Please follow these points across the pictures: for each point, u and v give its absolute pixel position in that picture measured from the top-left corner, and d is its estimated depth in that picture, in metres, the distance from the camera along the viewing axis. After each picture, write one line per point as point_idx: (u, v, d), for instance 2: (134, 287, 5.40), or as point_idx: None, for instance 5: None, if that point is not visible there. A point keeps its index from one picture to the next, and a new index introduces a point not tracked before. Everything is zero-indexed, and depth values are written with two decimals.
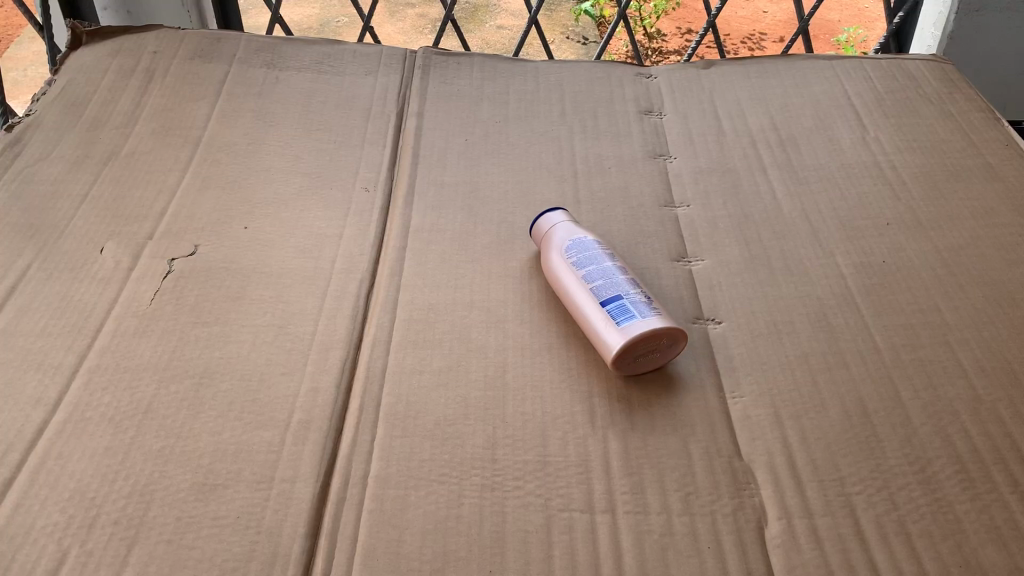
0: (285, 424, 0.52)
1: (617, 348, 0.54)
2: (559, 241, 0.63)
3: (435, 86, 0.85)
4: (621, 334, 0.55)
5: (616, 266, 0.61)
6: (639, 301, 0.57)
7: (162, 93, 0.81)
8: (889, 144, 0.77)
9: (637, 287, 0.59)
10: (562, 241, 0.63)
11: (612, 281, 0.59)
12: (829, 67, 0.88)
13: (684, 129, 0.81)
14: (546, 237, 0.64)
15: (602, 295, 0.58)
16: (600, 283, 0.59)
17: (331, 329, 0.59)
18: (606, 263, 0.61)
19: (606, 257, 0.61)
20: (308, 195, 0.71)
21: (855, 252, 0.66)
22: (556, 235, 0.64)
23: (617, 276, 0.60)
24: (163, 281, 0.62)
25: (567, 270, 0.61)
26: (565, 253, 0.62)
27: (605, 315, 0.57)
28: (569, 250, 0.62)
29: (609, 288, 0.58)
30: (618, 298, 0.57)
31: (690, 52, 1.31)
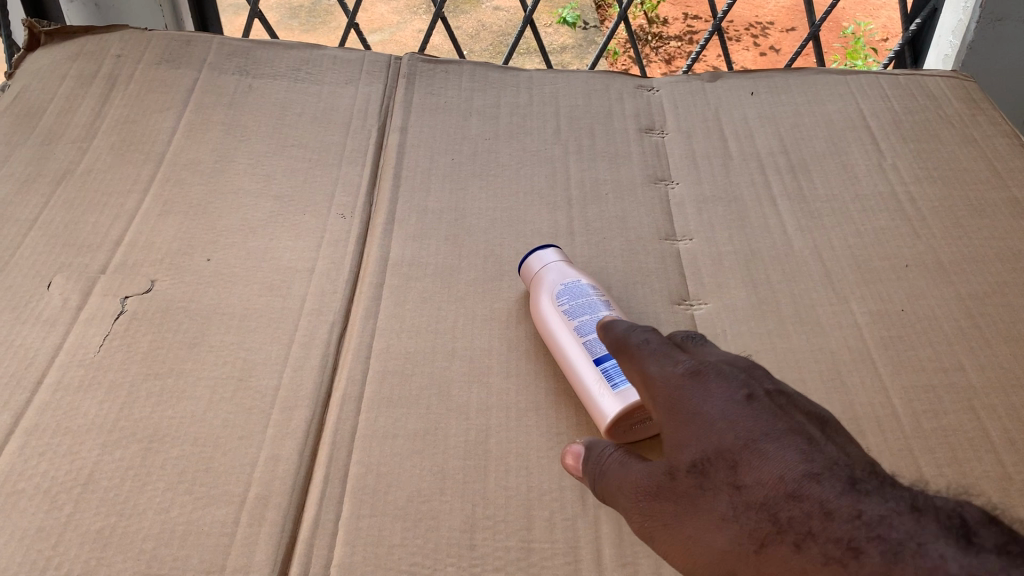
0: (241, 501, 0.47)
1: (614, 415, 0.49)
2: (550, 283, 0.57)
3: (420, 98, 0.79)
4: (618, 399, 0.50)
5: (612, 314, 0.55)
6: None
7: (124, 103, 0.75)
8: (907, 173, 0.71)
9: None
10: (553, 283, 0.57)
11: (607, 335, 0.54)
12: (843, 82, 0.82)
13: (687, 150, 0.75)
14: (536, 277, 0.58)
15: (597, 352, 0.53)
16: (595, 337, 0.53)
17: (297, 383, 0.54)
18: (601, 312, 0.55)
19: (601, 304, 0.56)
20: (279, 221, 0.65)
21: (871, 298, 0.61)
22: (545, 274, 0.58)
23: None
24: (113, 323, 0.56)
25: (559, 318, 0.56)
26: (556, 297, 0.56)
27: (600, 375, 0.51)
28: (560, 294, 0.56)
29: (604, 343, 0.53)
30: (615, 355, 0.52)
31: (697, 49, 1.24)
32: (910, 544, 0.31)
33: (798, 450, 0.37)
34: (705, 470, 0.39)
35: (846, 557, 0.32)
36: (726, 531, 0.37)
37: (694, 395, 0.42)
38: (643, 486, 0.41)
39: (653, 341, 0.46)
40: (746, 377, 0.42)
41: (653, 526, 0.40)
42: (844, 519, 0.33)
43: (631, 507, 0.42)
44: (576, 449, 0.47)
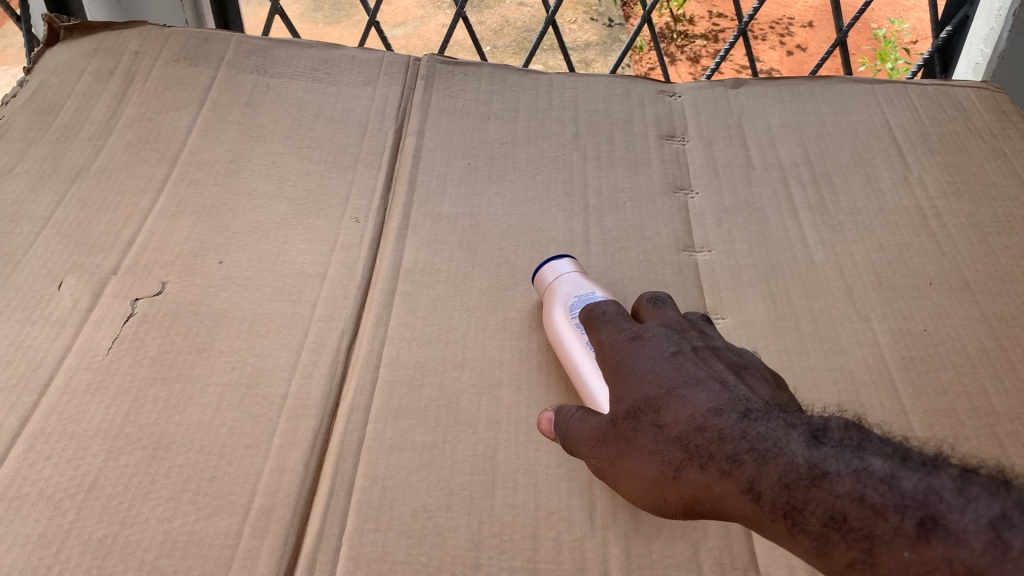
0: (244, 512, 0.46)
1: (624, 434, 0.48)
2: (564, 293, 0.56)
3: (438, 100, 0.78)
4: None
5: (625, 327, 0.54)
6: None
7: (141, 101, 0.74)
8: (933, 187, 0.70)
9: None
10: (567, 293, 0.56)
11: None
12: (869, 92, 0.80)
13: (708, 158, 0.74)
14: (550, 287, 0.57)
15: None
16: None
17: (305, 391, 0.53)
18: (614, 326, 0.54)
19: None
20: (292, 223, 0.65)
21: (893, 317, 0.59)
22: (559, 284, 0.57)
23: None
24: (123, 326, 0.56)
25: (572, 331, 0.55)
26: (570, 309, 0.55)
27: None
28: (574, 307, 0.55)
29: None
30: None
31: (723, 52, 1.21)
32: (779, 452, 0.37)
33: (710, 389, 0.43)
34: (636, 416, 0.45)
35: (733, 470, 0.38)
36: (650, 460, 0.43)
37: (635, 352, 0.48)
38: (593, 434, 0.46)
39: (612, 312, 0.52)
40: (680, 335, 0.48)
41: (603, 467, 0.45)
42: (738, 441, 0.39)
43: (584, 454, 0.47)
44: (548, 414, 0.50)
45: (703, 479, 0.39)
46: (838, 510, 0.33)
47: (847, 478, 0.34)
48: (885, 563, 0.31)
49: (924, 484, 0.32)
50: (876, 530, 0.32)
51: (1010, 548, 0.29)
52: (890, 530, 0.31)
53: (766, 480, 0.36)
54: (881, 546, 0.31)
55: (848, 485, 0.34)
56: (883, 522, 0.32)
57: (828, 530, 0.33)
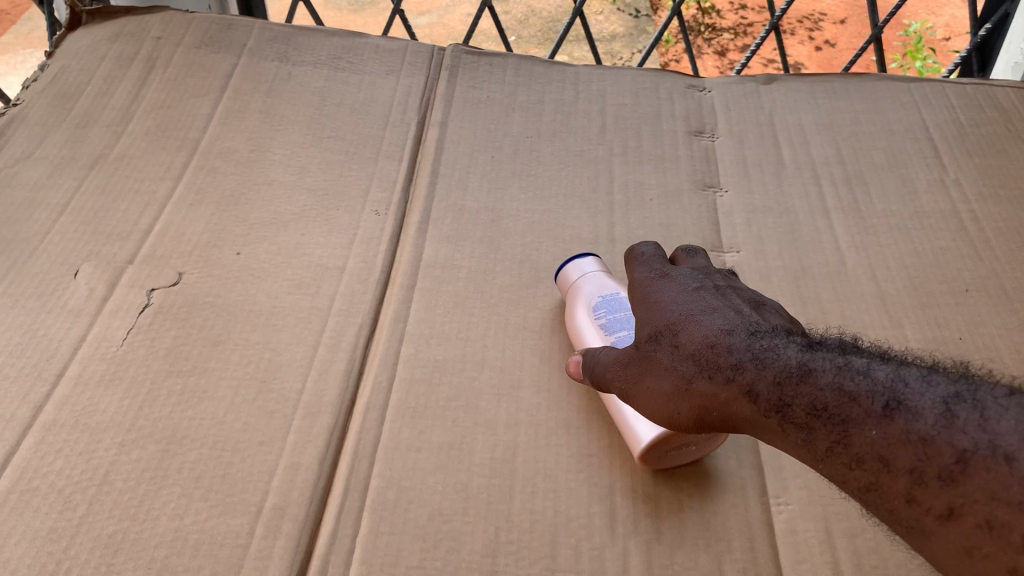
0: (257, 511, 0.45)
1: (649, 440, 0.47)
2: (587, 292, 0.55)
3: (462, 92, 0.76)
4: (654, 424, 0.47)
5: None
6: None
7: (161, 87, 0.73)
8: (971, 190, 0.68)
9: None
10: (591, 293, 0.55)
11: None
12: (906, 90, 0.78)
13: (738, 156, 0.72)
14: (574, 287, 0.56)
15: None
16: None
17: (321, 388, 0.52)
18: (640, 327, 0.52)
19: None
20: (311, 215, 0.64)
21: (927, 323, 0.57)
22: (583, 284, 0.55)
23: None
24: (138, 317, 0.55)
25: (596, 333, 0.53)
26: (593, 309, 0.54)
27: None
28: (598, 307, 0.54)
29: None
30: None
31: (754, 48, 1.17)
32: (777, 358, 0.39)
33: (717, 311, 0.44)
34: (656, 339, 0.45)
35: (737, 375, 0.40)
36: (664, 375, 0.43)
37: (656, 286, 0.48)
38: (615, 360, 0.47)
39: (651, 253, 0.52)
40: (708, 273, 0.49)
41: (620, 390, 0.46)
42: (736, 351, 0.41)
43: (609, 380, 0.47)
44: (577, 359, 0.51)
45: (705, 387, 0.41)
46: (822, 401, 0.35)
47: (830, 374, 0.36)
48: (856, 442, 0.33)
49: (896, 376, 0.34)
50: (850, 414, 0.34)
51: (957, 421, 0.31)
52: (862, 414, 0.33)
53: (763, 382, 0.38)
54: (853, 427, 0.33)
55: (831, 380, 0.35)
56: (857, 405, 0.34)
57: (812, 419, 0.35)
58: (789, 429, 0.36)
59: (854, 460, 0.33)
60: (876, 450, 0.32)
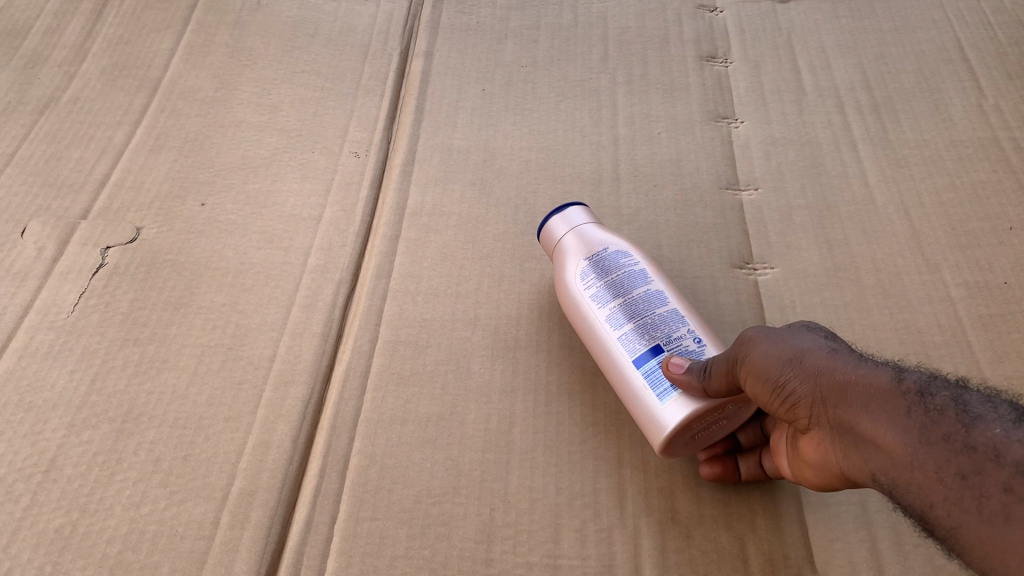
0: (223, 498, 0.40)
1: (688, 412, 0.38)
2: (577, 253, 0.46)
3: (449, 19, 0.70)
4: (678, 400, 0.39)
5: (656, 293, 0.43)
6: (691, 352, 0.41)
7: (118, 21, 0.67)
8: (1012, 114, 0.61)
9: (683, 328, 0.42)
10: (581, 253, 0.45)
11: (647, 320, 0.42)
12: (937, 7, 0.71)
13: (753, 83, 0.65)
14: (562, 245, 0.47)
15: (638, 346, 0.41)
16: (633, 324, 0.42)
17: (294, 354, 0.47)
18: (637, 288, 0.43)
19: (639, 277, 0.44)
20: (284, 159, 0.58)
21: (968, 266, 0.52)
22: (572, 242, 0.46)
23: (654, 308, 0.42)
24: (91, 279, 0.49)
25: (587, 298, 0.44)
26: (584, 272, 0.45)
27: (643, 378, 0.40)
28: (587, 274, 0.45)
29: (645, 333, 0.41)
30: (661, 350, 0.41)
31: None
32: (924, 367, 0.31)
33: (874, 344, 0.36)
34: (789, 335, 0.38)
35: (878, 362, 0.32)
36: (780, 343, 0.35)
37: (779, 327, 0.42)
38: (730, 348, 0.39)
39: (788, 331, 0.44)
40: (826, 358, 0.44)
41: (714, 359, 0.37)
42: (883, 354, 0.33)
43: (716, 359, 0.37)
44: (683, 363, 0.39)
45: (829, 359, 0.32)
46: (959, 395, 0.28)
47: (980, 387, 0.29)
48: (978, 432, 0.26)
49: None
50: (983, 411, 0.27)
51: None
52: (994, 414, 0.26)
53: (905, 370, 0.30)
54: (982, 421, 0.26)
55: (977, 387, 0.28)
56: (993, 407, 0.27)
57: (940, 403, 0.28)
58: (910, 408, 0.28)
59: (968, 448, 0.26)
60: (993, 439, 0.26)
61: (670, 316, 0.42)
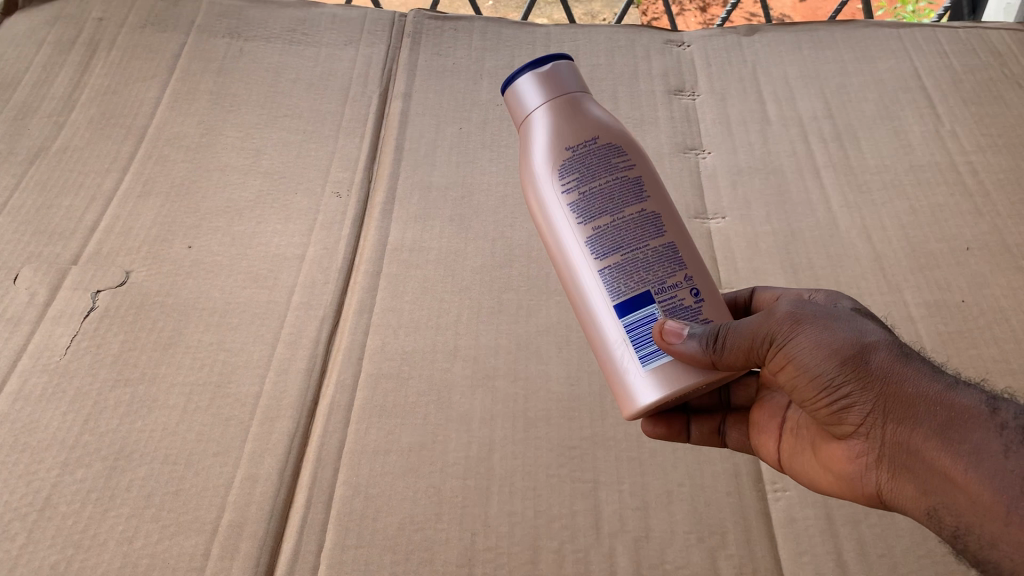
0: (213, 530, 0.42)
1: (671, 383, 0.35)
2: (557, 136, 0.38)
3: (426, 60, 0.72)
4: (661, 375, 0.35)
5: (649, 214, 0.37)
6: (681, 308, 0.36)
7: (105, 71, 0.69)
8: (968, 141, 0.64)
9: (679, 269, 0.37)
10: (563, 138, 0.38)
11: (638, 257, 0.36)
12: (895, 37, 0.74)
13: (720, 115, 0.68)
14: (538, 117, 0.39)
15: (624, 294, 0.36)
16: (620, 260, 0.36)
17: (280, 389, 0.48)
18: (628, 205, 0.37)
19: (631, 183, 0.37)
20: (268, 200, 0.60)
21: (927, 287, 0.54)
22: (551, 119, 0.39)
23: (648, 241, 0.37)
24: (83, 322, 0.51)
25: (561, 198, 0.38)
26: (562, 162, 0.38)
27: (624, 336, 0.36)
28: (567, 168, 0.38)
29: (633, 274, 0.36)
30: (650, 304, 0.36)
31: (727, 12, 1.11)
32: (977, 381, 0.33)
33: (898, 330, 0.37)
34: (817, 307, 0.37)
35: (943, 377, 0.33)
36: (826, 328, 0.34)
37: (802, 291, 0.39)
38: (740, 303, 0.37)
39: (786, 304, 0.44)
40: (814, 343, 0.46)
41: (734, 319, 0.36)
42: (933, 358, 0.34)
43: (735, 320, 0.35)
44: (680, 333, 0.35)
45: (891, 365, 0.33)
46: None
47: None
48: None
49: None
50: None
51: None
52: None
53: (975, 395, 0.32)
54: None
55: None
56: None
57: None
58: (1008, 453, 0.30)
59: None
60: None
61: (664, 250, 0.37)
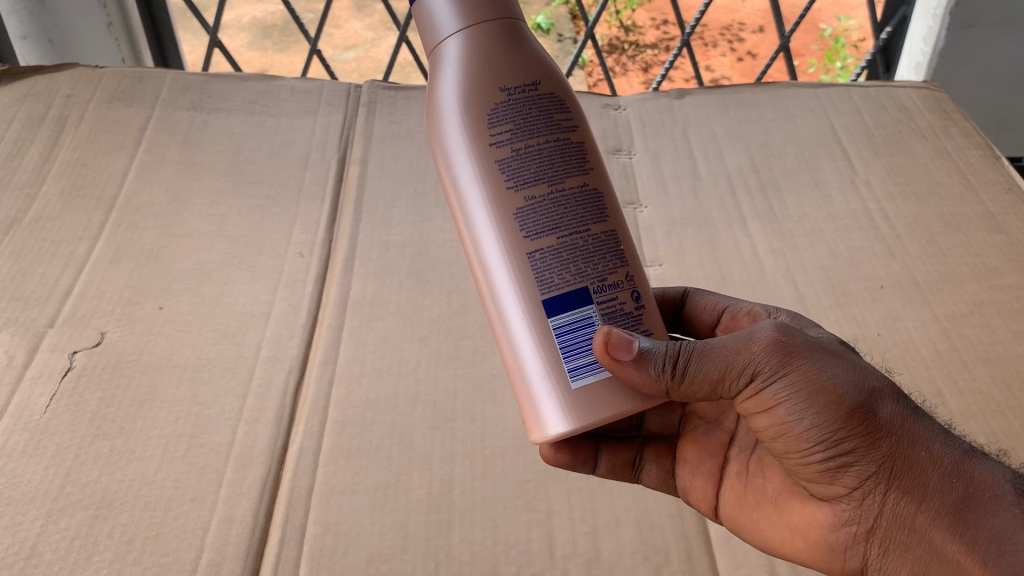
0: (192, 569, 0.45)
1: (600, 394, 0.40)
2: (487, 95, 0.41)
3: (381, 127, 0.77)
4: (590, 380, 0.40)
5: (587, 190, 0.42)
6: (616, 309, 0.42)
7: (74, 144, 0.73)
8: (880, 189, 0.70)
9: (614, 262, 0.42)
10: (498, 78, 0.42)
11: (571, 244, 0.41)
12: (813, 97, 0.81)
13: (655, 171, 0.73)
14: (456, 49, 0.42)
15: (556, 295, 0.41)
16: (552, 253, 0.41)
17: (252, 438, 0.51)
18: (567, 176, 0.41)
19: (570, 155, 0.42)
20: (234, 262, 0.63)
21: (846, 321, 0.59)
22: (471, 46, 0.41)
23: (586, 228, 0.41)
24: (61, 381, 0.54)
25: (492, 154, 0.41)
26: (495, 115, 0.41)
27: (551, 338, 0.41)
28: (496, 120, 0.41)
29: (571, 266, 0.41)
30: (588, 304, 0.41)
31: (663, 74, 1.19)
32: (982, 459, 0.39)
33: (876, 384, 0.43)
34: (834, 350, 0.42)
35: (962, 457, 0.39)
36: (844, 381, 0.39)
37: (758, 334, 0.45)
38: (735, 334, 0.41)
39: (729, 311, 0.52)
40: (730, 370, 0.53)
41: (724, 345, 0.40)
42: (941, 429, 0.40)
43: (715, 345, 0.40)
44: (625, 345, 0.39)
45: (911, 438, 0.39)
46: None
47: None
48: None
49: None
50: None
51: None
52: None
53: (988, 477, 0.38)
54: None
55: None
56: None
57: None
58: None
59: None
60: None
61: (601, 234, 0.42)
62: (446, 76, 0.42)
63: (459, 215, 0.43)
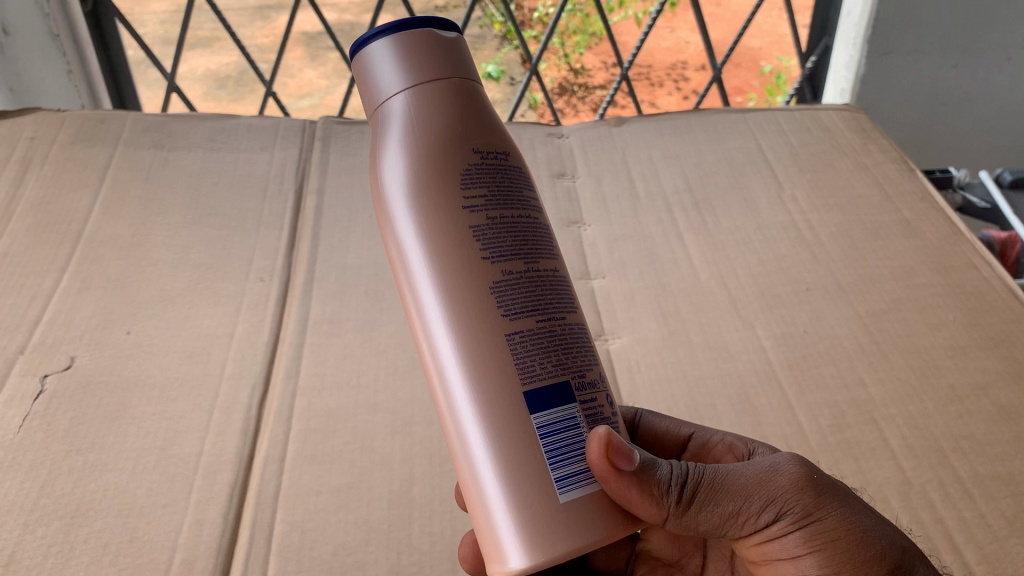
0: (166, 568, 0.47)
1: (588, 515, 0.37)
2: (464, 155, 0.42)
3: (335, 160, 0.81)
4: (580, 489, 0.37)
5: (558, 275, 0.43)
6: (597, 410, 0.41)
7: (38, 184, 0.75)
8: (805, 202, 0.76)
9: (589, 368, 0.41)
10: (472, 140, 0.43)
11: (545, 336, 0.40)
12: (742, 121, 0.86)
13: (597, 193, 0.78)
14: (410, 112, 0.42)
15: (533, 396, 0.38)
16: (528, 345, 0.39)
17: (219, 448, 0.54)
18: (542, 258, 0.42)
19: (540, 242, 0.43)
20: (198, 289, 0.66)
21: (775, 322, 0.64)
22: (421, 104, 0.42)
23: (559, 319, 0.41)
24: (33, 403, 0.56)
25: (467, 223, 0.41)
26: (468, 180, 0.42)
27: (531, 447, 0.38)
28: (470, 181, 0.42)
29: (550, 355, 0.40)
30: (571, 403, 0.39)
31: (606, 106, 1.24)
32: None
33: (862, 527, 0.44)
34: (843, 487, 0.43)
35: None
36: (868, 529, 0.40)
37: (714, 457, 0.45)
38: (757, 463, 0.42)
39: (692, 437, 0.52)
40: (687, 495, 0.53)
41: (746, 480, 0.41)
42: None
43: (744, 480, 0.41)
44: (617, 455, 0.38)
45: None
46: None
47: None
48: None
49: None
50: None
51: None
52: None
53: None
54: None
55: None
56: None
57: None
58: None
59: None
60: None
61: (571, 329, 0.41)
62: (397, 173, 0.42)
63: (421, 316, 0.41)
